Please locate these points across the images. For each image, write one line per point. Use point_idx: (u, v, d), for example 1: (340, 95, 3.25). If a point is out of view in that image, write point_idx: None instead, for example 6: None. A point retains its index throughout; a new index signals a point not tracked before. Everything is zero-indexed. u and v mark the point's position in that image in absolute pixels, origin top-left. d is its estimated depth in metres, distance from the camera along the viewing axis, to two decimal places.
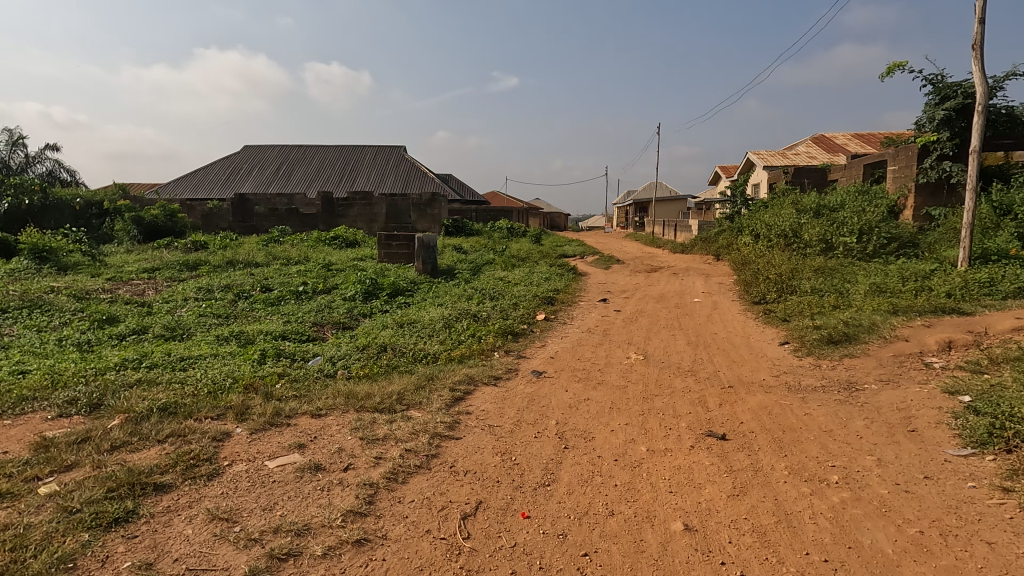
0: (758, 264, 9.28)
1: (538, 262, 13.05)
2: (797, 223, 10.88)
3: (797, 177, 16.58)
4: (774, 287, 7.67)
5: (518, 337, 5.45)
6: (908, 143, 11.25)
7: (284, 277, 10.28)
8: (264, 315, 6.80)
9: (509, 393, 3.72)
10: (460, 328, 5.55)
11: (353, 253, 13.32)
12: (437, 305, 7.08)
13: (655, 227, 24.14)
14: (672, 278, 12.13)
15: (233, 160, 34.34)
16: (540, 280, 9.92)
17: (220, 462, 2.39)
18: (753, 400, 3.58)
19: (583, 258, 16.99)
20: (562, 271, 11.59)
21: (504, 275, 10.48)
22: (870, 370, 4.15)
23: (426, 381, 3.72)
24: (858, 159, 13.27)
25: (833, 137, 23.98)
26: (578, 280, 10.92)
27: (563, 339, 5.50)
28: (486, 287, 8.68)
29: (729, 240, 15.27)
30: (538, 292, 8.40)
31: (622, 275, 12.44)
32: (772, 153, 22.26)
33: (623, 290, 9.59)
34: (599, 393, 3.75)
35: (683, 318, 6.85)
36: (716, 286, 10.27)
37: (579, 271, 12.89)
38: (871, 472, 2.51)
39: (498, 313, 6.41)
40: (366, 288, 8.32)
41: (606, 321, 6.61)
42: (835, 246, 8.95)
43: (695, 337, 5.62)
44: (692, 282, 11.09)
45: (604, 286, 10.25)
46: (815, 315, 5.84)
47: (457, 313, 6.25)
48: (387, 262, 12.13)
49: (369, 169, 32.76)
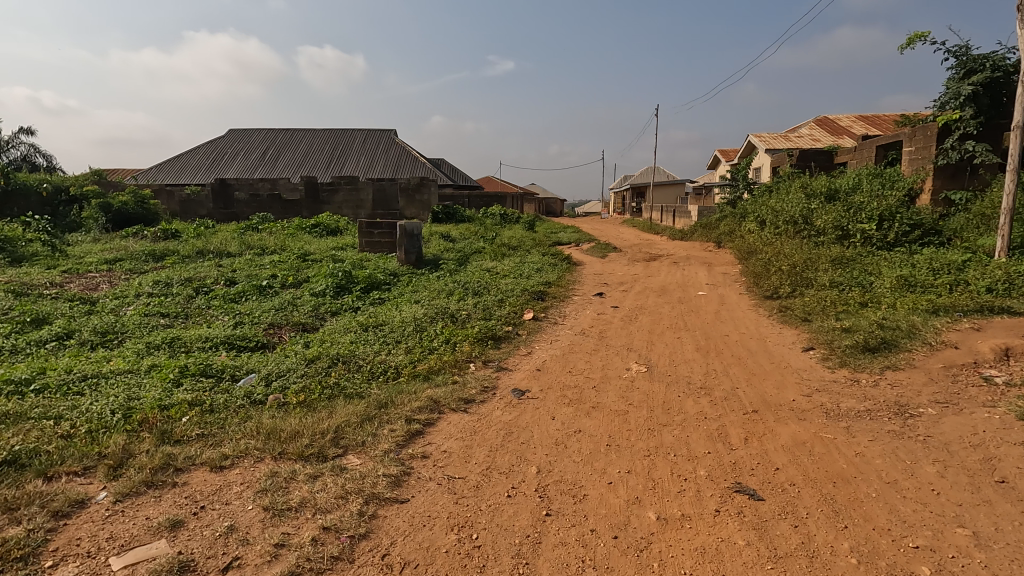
0: (767, 253, 8.56)
1: (530, 251, 12.29)
2: (807, 209, 10.12)
3: (802, 160, 15.79)
4: (788, 281, 6.95)
5: (500, 343, 4.71)
6: (926, 121, 10.49)
7: (254, 269, 9.50)
8: (217, 315, 6.04)
9: (480, 424, 2.97)
10: (433, 331, 4.81)
11: (333, 242, 12.52)
12: (413, 301, 6.33)
13: (653, 212, 23.37)
14: (673, 267, 11.38)
15: (218, 144, 33.28)
16: (532, 272, 9.18)
17: (42, 562, 1.66)
18: (787, 432, 2.85)
19: (578, 246, 16.22)
20: (555, 261, 10.85)
21: (492, 266, 9.71)
22: (922, 389, 3.41)
23: (377, 410, 2.97)
24: (871, 140, 12.49)
25: (837, 119, 23.19)
26: (572, 271, 10.18)
27: (552, 345, 4.76)
28: (470, 280, 7.93)
29: (732, 226, 14.51)
30: (527, 285, 7.65)
31: (619, 265, 11.69)
32: (775, 136, 21.47)
33: (621, 283, 8.85)
34: (594, 422, 3.02)
35: (687, 316, 6.14)
36: (721, 276, 9.55)
37: (574, 260, 12.13)
38: (970, 561, 1.79)
39: (480, 312, 5.67)
40: (338, 282, 7.57)
41: (603, 320, 5.87)
42: (851, 234, 8.22)
43: (703, 341, 4.89)
44: (695, 273, 10.36)
45: (600, 278, 9.50)
46: (841, 315, 5.12)
47: (433, 312, 5.50)
48: (369, 251, 11.36)
49: (358, 153, 31.74)
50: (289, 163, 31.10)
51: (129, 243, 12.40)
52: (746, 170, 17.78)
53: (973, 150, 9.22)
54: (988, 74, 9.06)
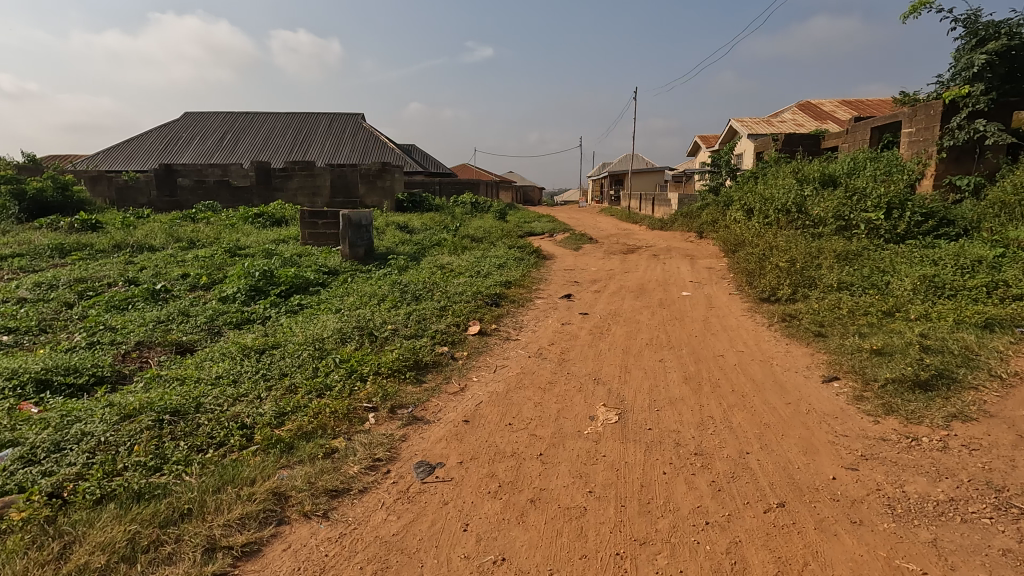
0: (758, 247, 7.52)
1: (496, 243, 11.10)
2: (800, 197, 9.12)
3: (789, 145, 14.83)
4: (788, 281, 5.90)
5: (425, 374, 3.53)
6: (929, 99, 9.56)
7: (168, 266, 8.14)
8: (77, 331, 4.74)
9: (343, 549, 1.81)
10: (337, 357, 3.62)
11: (275, 234, 11.16)
12: (333, 311, 5.10)
13: (631, 200, 22.35)
14: (652, 261, 10.31)
15: (173, 128, 31.28)
16: (492, 269, 8.02)
17: None
18: (841, 560, 1.74)
19: (552, 237, 15.09)
20: (522, 255, 9.69)
21: (448, 262, 8.52)
22: (1017, 457, 2.32)
23: (162, 532, 1.78)
24: (865, 122, 11.54)
25: (821, 104, 22.39)
26: (540, 267, 9.02)
27: (495, 375, 3.60)
28: (416, 280, 6.72)
29: (715, 215, 13.50)
30: (481, 287, 6.47)
31: (593, 259, 10.57)
32: (758, 121, 20.56)
33: (594, 281, 7.72)
34: (529, 538, 1.87)
35: (670, 326, 5.02)
36: (706, 272, 8.51)
37: (544, 254, 10.99)
38: None
39: (410, 326, 4.49)
40: (254, 285, 6.29)
41: (566, 334, 4.74)
42: (853, 225, 7.21)
43: (692, 365, 3.78)
44: (676, 268, 9.32)
45: (571, 274, 8.37)
46: (864, 329, 4.05)
47: (348, 328, 4.29)
48: (313, 244, 10.06)
49: (322, 139, 30.02)
50: (248, 149, 29.29)
51: (36, 236, 10.86)
52: (729, 155, 16.79)
53: (983, 130, 8.28)
54: (1004, 43, 8.09)
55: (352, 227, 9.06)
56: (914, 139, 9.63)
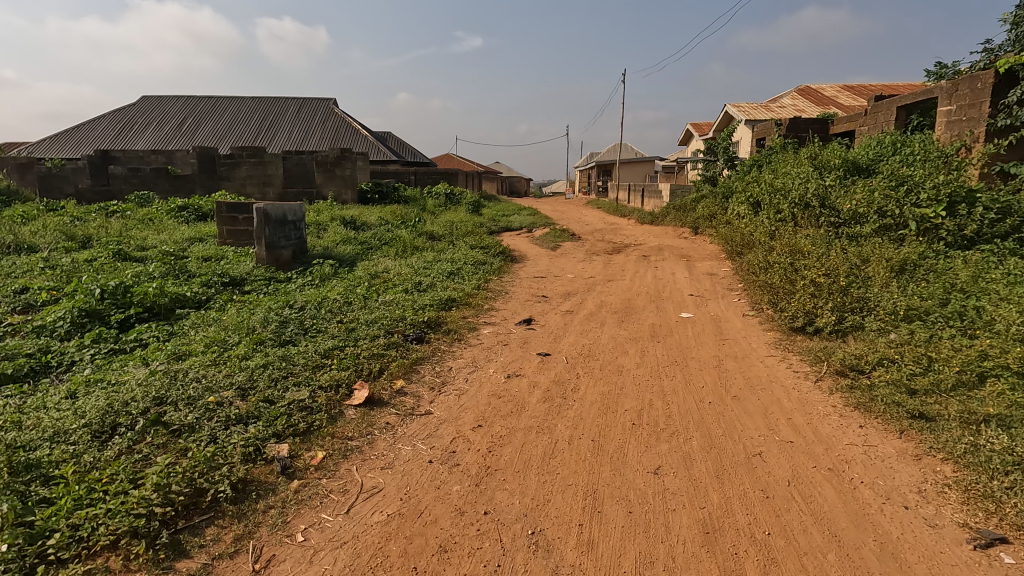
0: (777, 251, 5.87)
1: (457, 241, 9.36)
2: (822, 188, 7.48)
3: (794, 130, 13.25)
4: (830, 302, 4.23)
5: (197, 529, 1.83)
6: (975, 70, 7.99)
7: (21, 274, 6.31)
8: None
9: None
10: (33, 497, 1.88)
11: (193, 231, 9.34)
12: (155, 362, 3.35)
13: (619, 191, 20.71)
14: (642, 264, 8.65)
15: (128, 112, 29.03)
16: (439, 279, 6.32)
17: None
18: None
19: (529, 233, 13.40)
20: (484, 258, 7.99)
21: (386, 269, 6.77)
22: None
23: None
24: (888, 100, 9.95)
25: (821, 89, 20.86)
26: (504, 274, 7.32)
27: (341, 523, 1.90)
28: (324, 298, 4.98)
29: (713, 207, 11.87)
30: (410, 308, 4.74)
31: (572, 261, 8.90)
32: (755, 106, 18.96)
33: (568, 295, 6.02)
34: None
35: (668, 380, 3.34)
36: (708, 283, 6.86)
37: (516, 255, 9.29)
38: None
39: (246, 399, 2.76)
40: (89, 308, 4.50)
41: (509, 400, 3.02)
42: (901, 224, 5.57)
43: (714, 488, 2.12)
44: (670, 274, 7.66)
45: (540, 284, 6.67)
46: (1003, 412, 2.37)
47: (126, 409, 2.53)
48: (232, 243, 8.28)
49: (290, 125, 27.96)
50: (209, 136, 27.13)
51: None
52: (726, 142, 15.15)
53: None
54: None
55: (269, 237, 7.36)
56: (956, 118, 8.06)
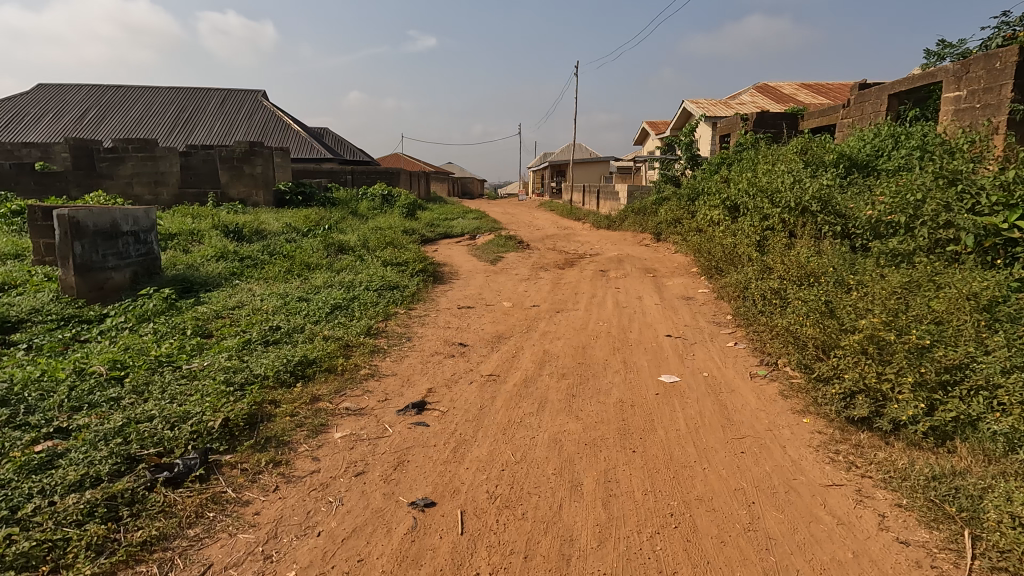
0: (790, 283, 4.25)
1: (369, 255, 7.42)
2: (822, 188, 5.95)
3: (762, 125, 11.94)
4: (915, 378, 2.56)
5: None
6: (989, 48, 6.67)
7: None
8: None
9: None
10: None
11: (11, 244, 6.99)
12: None
13: (573, 193, 19.19)
14: (600, 283, 6.96)
15: (21, 100, 25.46)
16: (316, 318, 4.40)
17: None
18: None
19: (471, 241, 11.59)
20: (396, 279, 6.09)
21: (245, 302, 4.79)
22: None
23: None
24: (876, 87, 8.62)
25: (779, 87, 19.91)
26: (417, 303, 5.46)
27: None
28: (80, 372, 2.96)
29: (677, 210, 10.35)
30: (216, 391, 2.77)
31: (513, 279, 7.14)
32: (715, 103, 17.78)
33: (497, 341, 4.19)
34: None
35: None
36: (686, 314, 5.23)
37: (444, 271, 7.43)
38: None
39: None
40: None
41: None
42: (955, 238, 4.02)
43: None
44: (635, 298, 6.00)
45: (463, 320, 4.85)
46: None
47: None
48: (51, 262, 6.09)
49: (211, 118, 25.07)
50: (115, 129, 23.95)
51: None
52: (688, 138, 13.76)
53: None
54: None
55: (78, 257, 5.17)
56: (968, 106, 6.70)
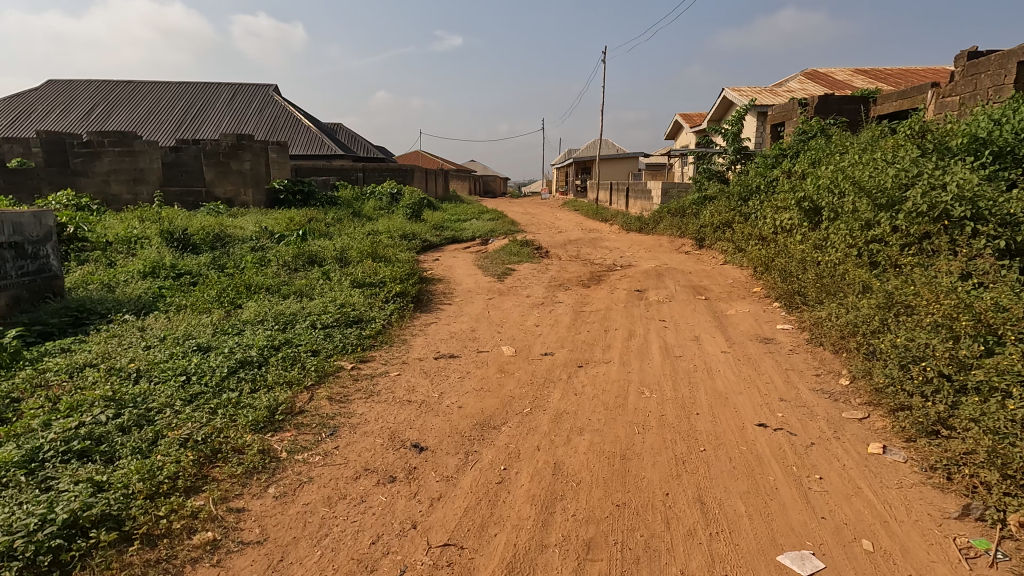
0: (983, 352, 2.49)
1: (340, 270, 5.84)
2: (968, 182, 4.12)
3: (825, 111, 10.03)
4: None
5: None
6: None
7: None
8: None
9: None
10: None
11: None
12: None
13: (600, 191, 17.37)
14: (637, 310, 5.24)
15: (30, 96, 24.72)
16: (198, 389, 2.78)
17: None
18: None
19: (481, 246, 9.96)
20: (359, 308, 4.46)
21: (113, 355, 3.21)
22: None
23: None
24: (995, 53, 6.67)
25: (831, 72, 17.76)
26: (380, 348, 3.83)
27: None
28: None
29: (727, 211, 8.52)
30: None
31: (523, 303, 5.46)
32: (761, 90, 15.76)
33: (476, 438, 2.52)
34: None
35: None
36: (773, 371, 3.48)
37: (435, 292, 5.81)
38: None
39: None
40: None
41: None
42: None
43: None
44: (690, 337, 4.27)
45: (434, 385, 3.18)
46: None
47: None
48: None
49: (219, 114, 23.97)
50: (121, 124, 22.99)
51: None
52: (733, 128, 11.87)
53: None
54: None
55: None
56: None
